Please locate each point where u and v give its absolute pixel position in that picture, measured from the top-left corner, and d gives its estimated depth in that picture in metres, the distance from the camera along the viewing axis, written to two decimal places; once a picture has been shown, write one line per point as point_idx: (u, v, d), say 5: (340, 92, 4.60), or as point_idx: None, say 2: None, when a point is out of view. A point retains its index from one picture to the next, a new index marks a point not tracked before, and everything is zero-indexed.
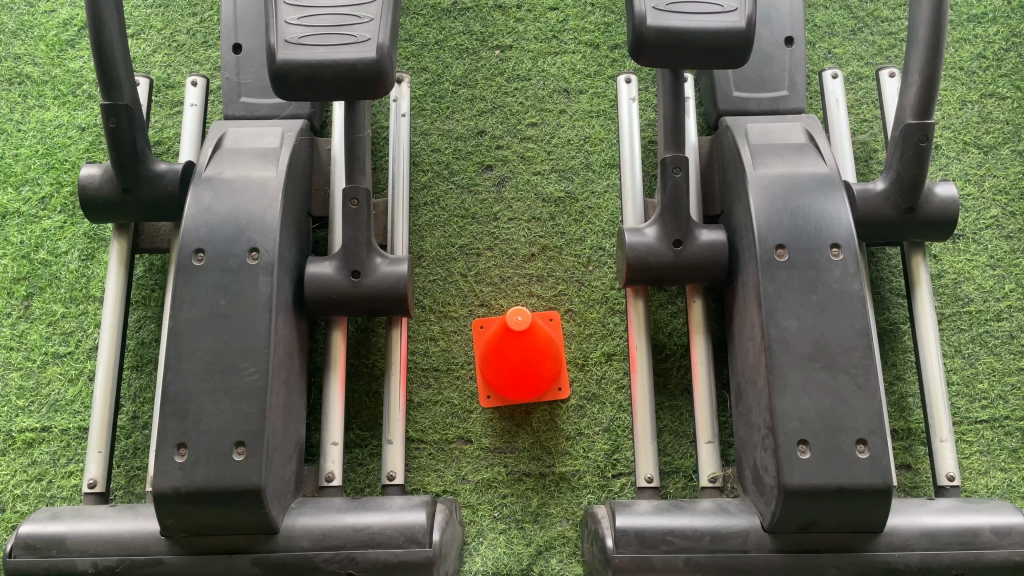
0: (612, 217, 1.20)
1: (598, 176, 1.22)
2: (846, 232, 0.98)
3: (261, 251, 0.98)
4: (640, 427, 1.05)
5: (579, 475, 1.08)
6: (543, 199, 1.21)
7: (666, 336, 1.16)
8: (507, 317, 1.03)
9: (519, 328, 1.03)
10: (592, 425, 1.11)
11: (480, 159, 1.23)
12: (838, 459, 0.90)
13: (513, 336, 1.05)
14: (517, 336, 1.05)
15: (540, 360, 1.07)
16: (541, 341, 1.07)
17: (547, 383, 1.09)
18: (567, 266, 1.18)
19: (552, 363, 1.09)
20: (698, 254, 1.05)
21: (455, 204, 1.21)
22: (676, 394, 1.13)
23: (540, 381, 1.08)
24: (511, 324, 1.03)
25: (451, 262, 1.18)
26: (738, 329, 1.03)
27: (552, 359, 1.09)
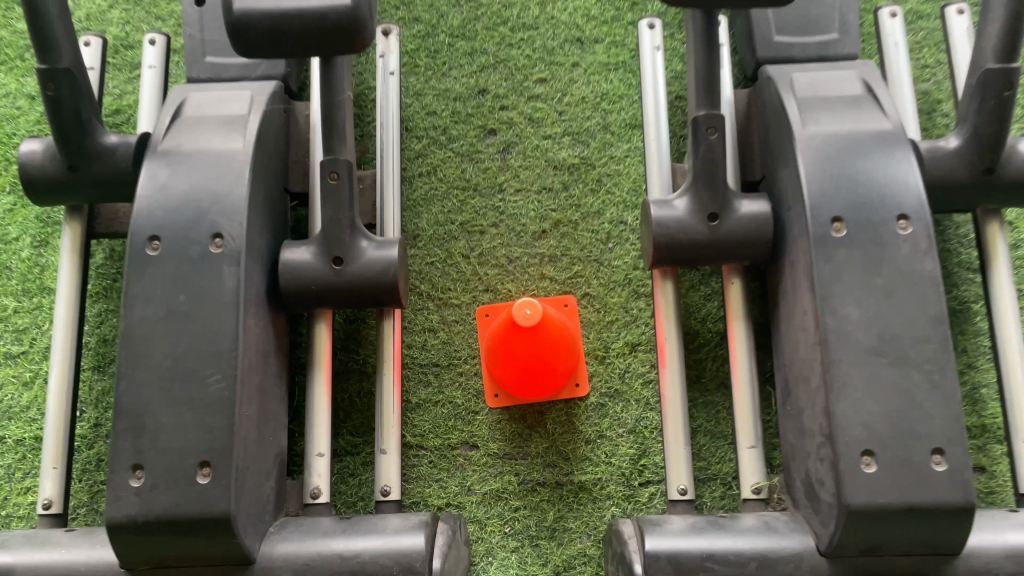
0: (634, 185, 1.04)
1: (618, 139, 1.06)
2: (916, 200, 0.83)
3: (226, 237, 0.84)
4: (671, 430, 0.91)
5: (600, 485, 0.94)
6: (554, 165, 1.05)
7: (699, 323, 0.98)
8: (515, 311, 0.89)
9: (528, 324, 0.89)
10: (615, 426, 0.96)
11: (483, 122, 1.07)
12: (910, 473, 0.76)
13: (523, 334, 0.91)
14: (523, 335, 0.91)
15: (552, 356, 0.93)
16: (551, 335, 0.92)
17: (562, 378, 0.95)
18: (584, 244, 1.02)
19: (565, 358, 0.94)
20: (737, 229, 0.89)
21: (455, 175, 1.05)
22: (711, 389, 0.96)
23: (552, 377, 0.94)
24: (517, 318, 0.89)
25: (450, 241, 1.03)
26: (786, 316, 0.88)
27: (565, 354, 0.94)
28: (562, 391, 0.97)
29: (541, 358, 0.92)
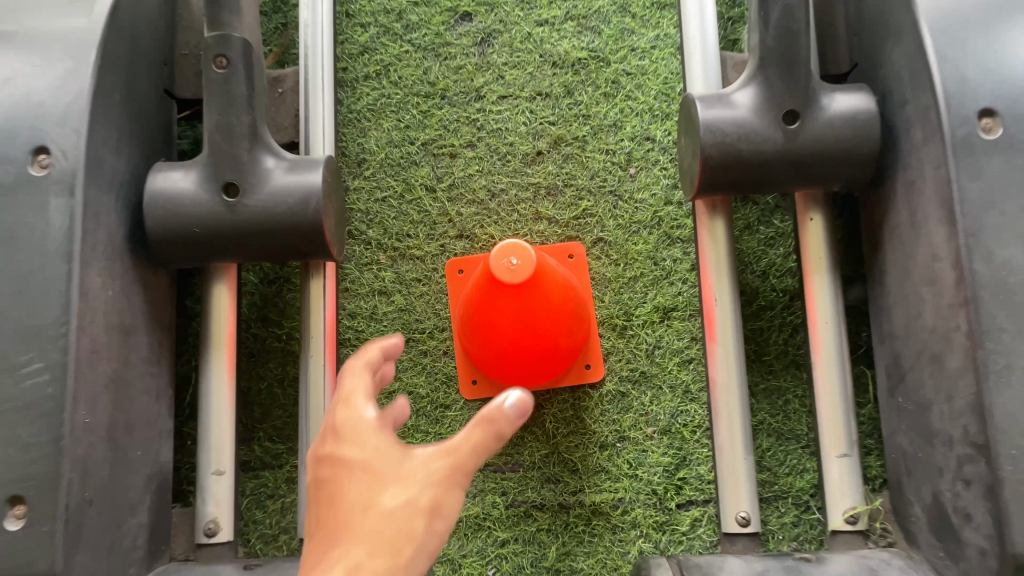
0: (665, 87, 0.74)
1: (640, 24, 0.76)
2: None
3: (54, 154, 0.56)
4: (725, 433, 0.63)
5: (622, 508, 0.67)
6: (552, 61, 0.75)
7: (758, 278, 0.70)
8: (491, 260, 0.60)
9: (511, 280, 0.60)
10: (642, 425, 0.68)
11: (453, 4, 0.77)
12: None
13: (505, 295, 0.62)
14: (504, 297, 0.62)
15: (550, 327, 0.64)
16: (548, 298, 0.63)
17: (564, 358, 0.66)
18: (594, 170, 0.73)
19: (570, 329, 0.65)
20: (828, 136, 0.59)
21: (415, 77, 0.75)
22: (777, 371, 0.68)
23: (551, 357, 0.65)
24: (494, 270, 0.60)
25: (408, 169, 0.74)
26: (898, 263, 0.60)
27: (571, 324, 0.65)
28: (564, 376, 0.68)
29: (532, 330, 0.63)
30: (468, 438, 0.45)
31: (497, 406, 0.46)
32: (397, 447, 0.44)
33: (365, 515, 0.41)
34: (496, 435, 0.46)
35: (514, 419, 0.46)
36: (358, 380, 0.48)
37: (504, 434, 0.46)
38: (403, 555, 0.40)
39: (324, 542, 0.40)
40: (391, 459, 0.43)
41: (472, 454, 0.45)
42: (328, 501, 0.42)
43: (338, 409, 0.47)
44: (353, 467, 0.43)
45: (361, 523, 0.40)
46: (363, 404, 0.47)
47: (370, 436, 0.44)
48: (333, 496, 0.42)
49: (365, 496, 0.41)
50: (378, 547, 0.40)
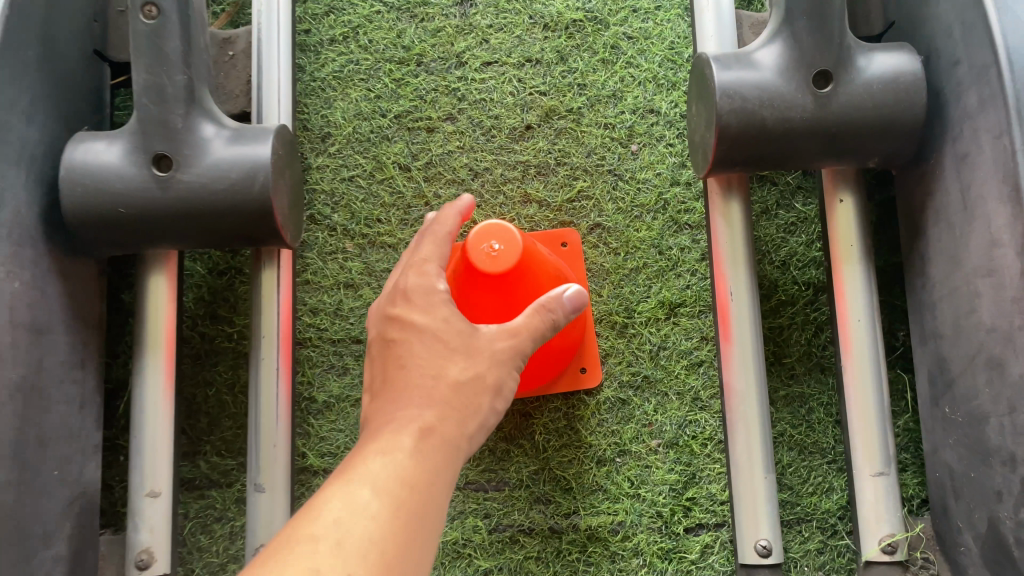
0: (671, 53, 0.65)
1: None
2: None
3: None
4: (741, 448, 0.55)
5: (622, 533, 0.58)
6: (544, 23, 0.66)
7: (777, 269, 0.61)
8: (469, 244, 0.52)
9: (492, 268, 0.51)
10: (645, 437, 0.60)
11: None
12: None
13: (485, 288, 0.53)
14: (483, 291, 0.52)
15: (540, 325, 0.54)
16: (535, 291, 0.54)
17: (558, 359, 0.57)
18: (591, 146, 0.65)
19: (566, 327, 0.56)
20: (865, 101, 0.50)
21: (388, 40, 0.67)
22: (799, 376, 0.60)
23: (543, 360, 0.56)
24: (473, 257, 0.51)
25: (379, 145, 0.65)
26: (945, 251, 0.51)
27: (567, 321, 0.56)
28: (556, 379, 0.60)
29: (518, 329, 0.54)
30: (527, 323, 0.47)
31: (556, 298, 0.49)
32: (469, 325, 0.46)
33: (435, 383, 0.44)
34: (553, 320, 0.49)
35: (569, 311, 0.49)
36: (434, 251, 0.49)
37: (558, 322, 0.49)
38: (465, 424, 0.43)
39: (390, 400, 0.43)
40: (459, 335, 0.45)
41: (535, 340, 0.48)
42: (397, 361, 0.45)
43: (410, 275, 0.48)
44: (422, 335, 0.45)
45: (432, 388, 0.43)
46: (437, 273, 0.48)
47: (444, 308, 0.46)
48: (401, 357, 0.45)
49: (435, 364, 0.44)
50: (444, 417, 0.43)
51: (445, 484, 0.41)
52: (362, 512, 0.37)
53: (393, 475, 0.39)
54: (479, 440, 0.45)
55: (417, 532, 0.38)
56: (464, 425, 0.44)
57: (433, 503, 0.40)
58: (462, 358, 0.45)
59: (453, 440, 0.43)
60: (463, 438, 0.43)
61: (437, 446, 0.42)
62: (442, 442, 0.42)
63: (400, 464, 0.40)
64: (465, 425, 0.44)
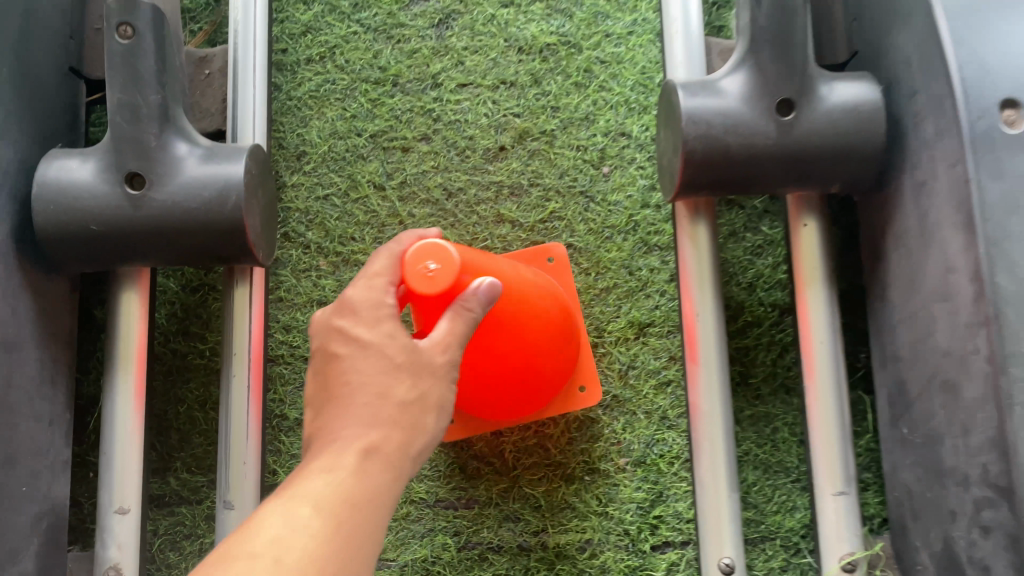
0: (643, 78, 0.66)
1: (617, 6, 0.68)
2: None
3: None
4: (707, 466, 0.56)
5: (590, 551, 0.59)
6: (518, 46, 0.67)
7: (744, 290, 0.62)
8: (405, 260, 0.46)
9: (429, 289, 0.46)
10: (613, 455, 0.60)
11: None
12: None
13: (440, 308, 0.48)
14: (426, 311, 0.48)
15: (513, 348, 0.52)
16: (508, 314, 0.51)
17: (551, 381, 0.56)
18: (563, 168, 0.65)
19: (556, 348, 0.55)
20: (826, 128, 0.52)
21: (365, 61, 0.67)
22: (764, 396, 0.61)
23: (535, 385, 0.55)
24: (409, 276, 0.46)
25: (355, 164, 0.66)
26: (906, 275, 0.52)
27: (557, 342, 0.55)
28: (552, 399, 0.59)
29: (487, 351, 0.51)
30: (446, 331, 0.45)
31: (468, 295, 0.46)
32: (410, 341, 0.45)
33: (381, 402, 0.43)
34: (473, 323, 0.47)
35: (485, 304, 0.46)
36: (382, 261, 0.47)
37: (475, 319, 0.46)
38: (410, 444, 0.43)
39: (335, 416, 0.43)
40: (404, 350, 0.44)
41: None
42: (341, 377, 0.44)
43: (357, 286, 0.46)
44: (366, 351, 0.44)
45: (378, 408, 0.43)
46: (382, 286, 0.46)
47: (387, 324, 0.45)
48: (345, 372, 0.44)
49: (380, 381, 0.44)
50: (389, 438, 0.43)
51: (386, 502, 0.42)
52: (301, 529, 0.38)
53: (333, 494, 0.40)
54: (424, 458, 0.45)
55: (352, 555, 0.38)
56: (409, 444, 0.44)
57: (371, 526, 0.40)
58: (409, 376, 0.44)
59: (398, 459, 0.43)
60: (407, 458, 0.43)
61: (381, 465, 0.42)
62: (385, 462, 0.42)
63: (341, 484, 0.40)
64: (411, 446, 0.43)
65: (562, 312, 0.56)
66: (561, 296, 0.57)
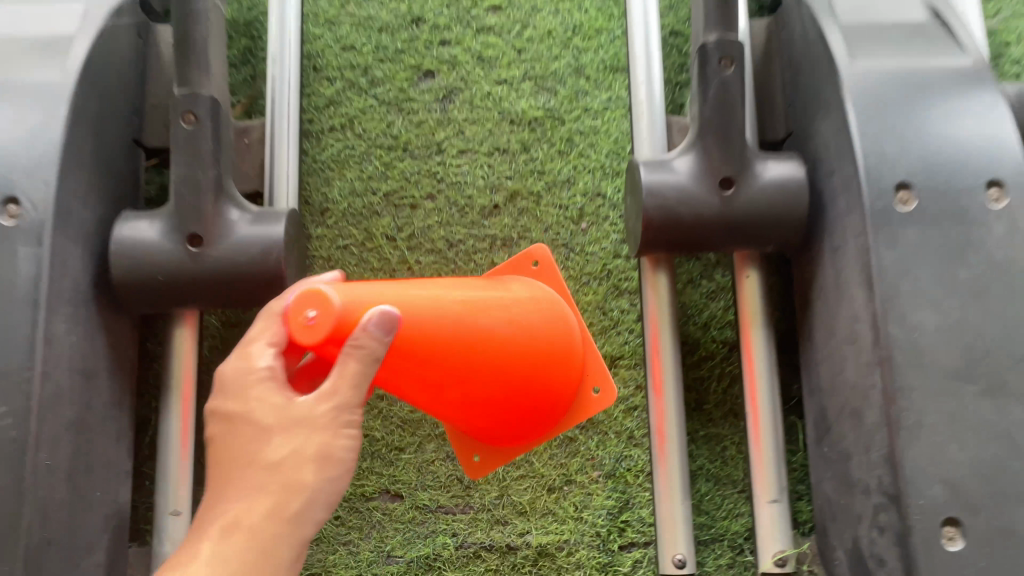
0: (615, 147, 0.78)
1: (594, 86, 0.80)
2: (1012, 162, 0.59)
3: (24, 204, 0.58)
4: (665, 477, 0.67)
5: (567, 550, 0.70)
6: (510, 119, 0.79)
7: (700, 329, 0.74)
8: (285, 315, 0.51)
9: (310, 338, 0.50)
10: (588, 468, 0.71)
11: (416, 61, 0.81)
12: (1013, 552, 0.53)
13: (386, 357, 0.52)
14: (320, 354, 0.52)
15: (473, 378, 0.56)
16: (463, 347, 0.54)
17: (554, 392, 0.61)
18: (548, 224, 0.77)
19: (544, 362, 0.59)
20: (760, 201, 0.63)
21: (379, 131, 0.79)
22: (716, 420, 0.72)
23: (535, 403, 0.61)
24: (291, 329, 0.51)
25: (370, 219, 0.77)
26: (826, 321, 0.64)
27: (546, 359, 0.59)
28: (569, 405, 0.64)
29: (463, 382, 0.56)
30: (337, 377, 0.50)
31: (360, 331, 0.50)
32: (282, 401, 0.51)
33: (251, 469, 0.50)
34: (367, 356, 0.50)
35: (378, 338, 0.50)
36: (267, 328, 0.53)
37: (374, 353, 0.50)
38: (283, 504, 0.49)
39: (216, 498, 0.50)
40: (274, 415, 0.50)
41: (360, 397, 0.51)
42: (222, 457, 0.51)
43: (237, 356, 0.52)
44: (240, 426, 0.51)
45: (247, 478, 0.49)
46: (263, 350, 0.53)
47: (260, 388, 0.51)
48: (226, 450, 0.51)
49: (249, 454, 0.50)
50: (259, 501, 0.49)
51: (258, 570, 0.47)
52: None
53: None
54: (319, 510, 0.51)
55: None
56: (284, 505, 0.49)
57: None
58: (278, 439, 0.50)
59: (271, 518, 0.49)
60: (279, 520, 0.49)
61: (246, 534, 0.48)
62: (250, 531, 0.48)
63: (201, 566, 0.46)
64: (282, 507, 0.49)
65: (547, 328, 0.60)
66: (548, 312, 0.61)
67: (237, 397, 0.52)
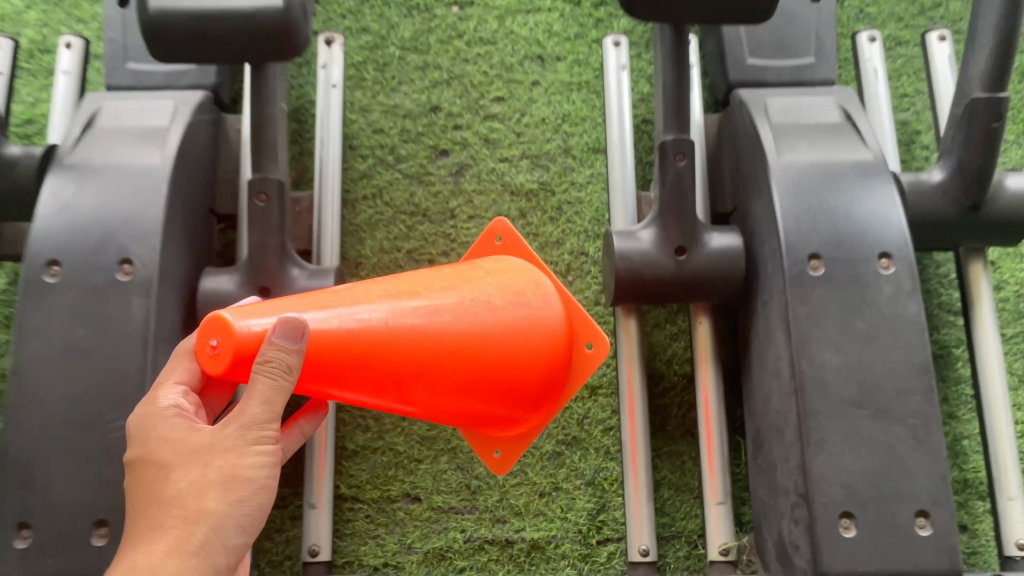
0: (597, 215, 0.95)
1: (580, 164, 0.97)
2: (898, 238, 0.76)
3: (136, 264, 0.75)
4: (633, 483, 0.83)
5: (554, 543, 0.86)
6: (511, 191, 0.97)
7: (664, 365, 0.91)
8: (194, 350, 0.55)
9: (217, 363, 0.52)
10: (572, 477, 0.88)
11: (434, 142, 0.98)
12: (892, 537, 0.69)
13: (339, 362, 0.55)
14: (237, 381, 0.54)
15: (468, 377, 0.60)
16: (424, 343, 0.58)
17: (543, 374, 0.65)
18: None
19: (518, 348, 0.63)
20: (707, 264, 0.81)
21: (403, 199, 0.96)
22: (676, 438, 0.89)
23: (525, 390, 0.65)
24: (202, 361, 0.54)
25: (395, 271, 0.94)
26: (759, 359, 0.81)
27: (519, 345, 0.63)
28: (572, 364, 0.67)
29: (426, 375, 0.59)
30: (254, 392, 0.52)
31: (267, 347, 0.51)
32: (184, 433, 0.55)
33: (157, 506, 0.53)
34: (281, 367, 0.52)
35: (283, 349, 0.51)
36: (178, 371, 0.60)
37: (288, 364, 0.52)
38: (189, 533, 0.52)
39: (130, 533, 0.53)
40: (184, 449, 0.54)
41: (270, 412, 0.54)
42: (135, 495, 0.54)
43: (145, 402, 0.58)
44: (151, 464, 0.54)
45: (156, 514, 0.52)
46: (169, 390, 0.58)
47: (165, 425, 0.56)
48: (139, 486, 0.54)
49: (158, 489, 0.53)
50: (163, 543, 0.51)
51: None
52: None
53: None
54: (228, 536, 0.53)
55: None
56: (189, 534, 0.52)
57: None
58: (183, 472, 0.53)
59: (179, 546, 0.51)
60: (187, 547, 0.51)
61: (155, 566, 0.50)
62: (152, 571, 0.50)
63: None
64: (190, 537, 0.52)
65: (523, 313, 0.64)
66: (522, 299, 0.65)
67: (144, 438, 0.56)
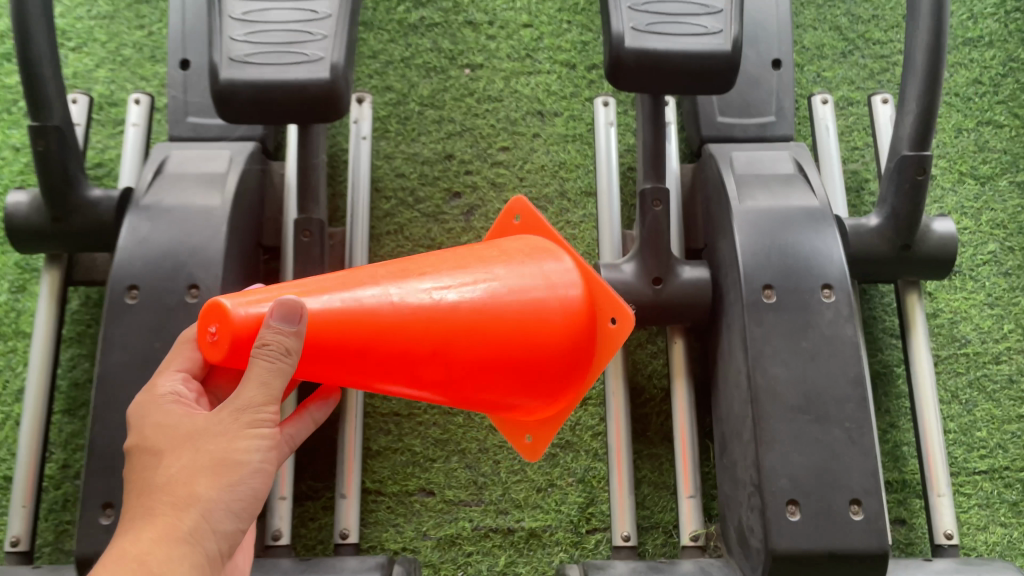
0: (588, 249, 1.11)
1: (574, 206, 1.13)
2: (838, 271, 0.91)
3: (202, 288, 0.90)
4: (617, 479, 0.97)
5: (550, 531, 1.00)
6: None
7: (645, 379, 1.05)
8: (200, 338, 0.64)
9: (222, 346, 0.61)
10: (565, 475, 1.02)
11: (449, 186, 1.14)
12: (830, 520, 0.84)
13: (350, 344, 0.64)
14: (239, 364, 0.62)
15: (485, 350, 0.69)
16: (442, 321, 0.67)
17: (558, 346, 0.72)
18: None
19: (532, 323, 0.71)
20: (680, 292, 0.96)
21: (421, 234, 1.11)
22: (655, 442, 1.03)
23: (542, 364, 0.73)
24: (207, 348, 0.62)
25: None
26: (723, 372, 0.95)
27: (537, 318, 0.72)
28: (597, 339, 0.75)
29: (441, 354, 0.67)
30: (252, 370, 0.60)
31: (265, 329, 0.59)
32: (177, 421, 0.63)
33: (152, 489, 0.60)
34: (278, 348, 0.59)
35: (276, 329, 0.59)
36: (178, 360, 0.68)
37: (283, 343, 0.59)
38: (178, 516, 0.58)
39: (128, 514, 0.60)
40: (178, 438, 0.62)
41: (264, 395, 0.61)
42: (136, 481, 0.62)
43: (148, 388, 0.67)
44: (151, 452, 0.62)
45: (148, 500, 0.59)
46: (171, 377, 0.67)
47: (161, 411, 0.64)
48: (140, 471, 0.62)
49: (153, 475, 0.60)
50: (151, 529, 0.58)
51: None
52: None
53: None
54: (217, 518, 0.60)
55: None
56: (179, 516, 0.58)
57: None
58: (176, 458, 0.60)
59: (169, 527, 0.58)
60: (175, 526, 0.58)
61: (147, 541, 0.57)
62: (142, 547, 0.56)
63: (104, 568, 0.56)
64: (175, 522, 0.58)
65: (544, 290, 0.73)
66: (542, 276, 0.74)
67: (142, 423, 0.65)
